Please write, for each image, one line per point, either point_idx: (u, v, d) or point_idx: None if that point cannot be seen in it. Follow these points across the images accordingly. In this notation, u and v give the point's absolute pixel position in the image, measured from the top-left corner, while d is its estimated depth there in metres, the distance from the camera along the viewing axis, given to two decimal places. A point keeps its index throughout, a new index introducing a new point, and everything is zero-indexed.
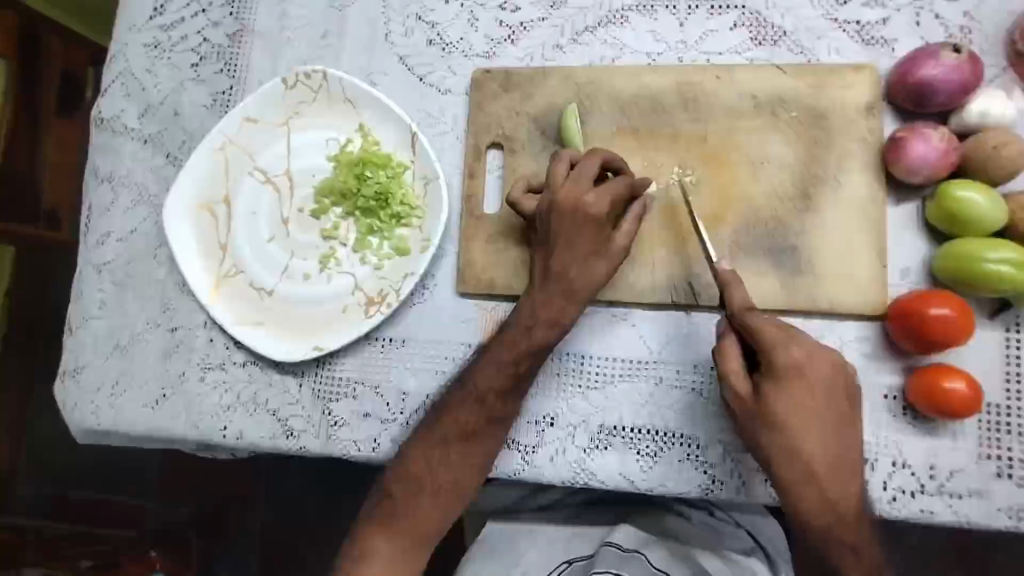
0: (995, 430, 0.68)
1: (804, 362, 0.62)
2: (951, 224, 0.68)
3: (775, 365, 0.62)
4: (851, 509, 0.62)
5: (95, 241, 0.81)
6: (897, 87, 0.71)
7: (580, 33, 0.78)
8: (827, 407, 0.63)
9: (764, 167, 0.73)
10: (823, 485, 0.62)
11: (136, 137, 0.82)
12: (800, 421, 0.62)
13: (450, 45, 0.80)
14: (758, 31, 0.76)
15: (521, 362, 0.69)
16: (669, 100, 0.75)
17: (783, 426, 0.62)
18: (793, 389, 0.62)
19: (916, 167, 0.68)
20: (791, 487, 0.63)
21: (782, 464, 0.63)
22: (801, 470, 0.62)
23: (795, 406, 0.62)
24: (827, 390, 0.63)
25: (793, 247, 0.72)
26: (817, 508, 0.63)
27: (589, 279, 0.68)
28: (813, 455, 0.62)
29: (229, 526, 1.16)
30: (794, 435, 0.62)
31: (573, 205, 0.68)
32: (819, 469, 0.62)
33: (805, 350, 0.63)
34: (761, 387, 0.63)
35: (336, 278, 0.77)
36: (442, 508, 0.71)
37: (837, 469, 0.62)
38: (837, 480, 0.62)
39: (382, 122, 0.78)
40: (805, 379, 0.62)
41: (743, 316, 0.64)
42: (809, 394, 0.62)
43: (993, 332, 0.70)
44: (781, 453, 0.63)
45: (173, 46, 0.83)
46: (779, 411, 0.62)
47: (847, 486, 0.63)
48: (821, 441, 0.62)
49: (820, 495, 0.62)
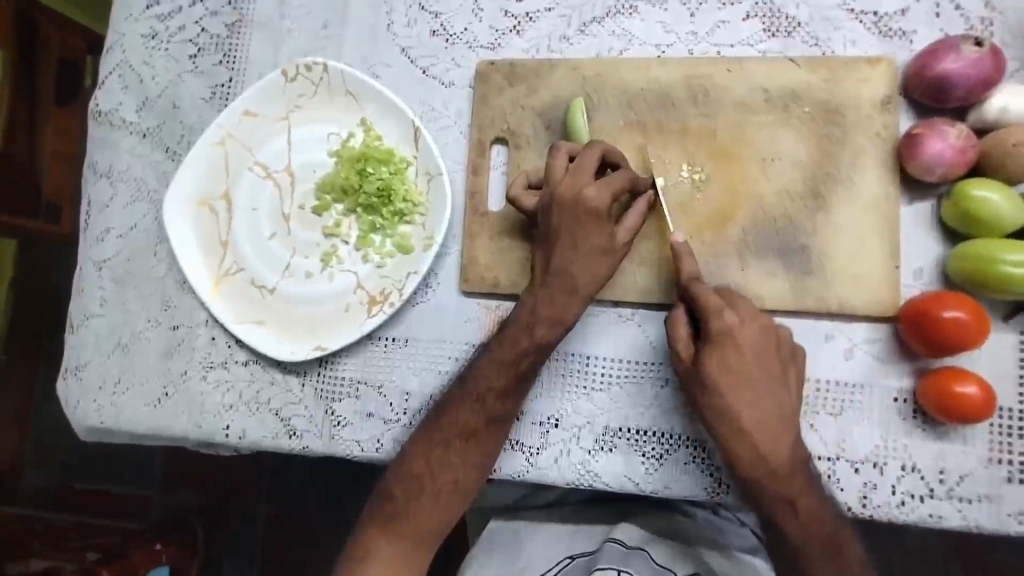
0: (1006, 434, 0.67)
1: (734, 325, 0.62)
2: (968, 224, 0.66)
3: (707, 330, 0.63)
4: (785, 465, 0.61)
5: (94, 238, 0.80)
6: (914, 81, 0.69)
7: (588, 23, 0.76)
8: (758, 367, 0.62)
9: (774, 164, 0.71)
10: (756, 442, 0.61)
11: (134, 131, 0.80)
12: (729, 380, 0.62)
13: (454, 36, 0.77)
14: (772, 22, 0.73)
15: (521, 359, 0.68)
16: (679, 94, 0.73)
17: (714, 386, 0.62)
18: (722, 350, 0.62)
19: (933, 165, 0.66)
20: (728, 446, 0.62)
21: (715, 422, 0.63)
22: (732, 427, 0.62)
23: (723, 366, 0.62)
24: (758, 351, 0.62)
25: (803, 246, 0.70)
26: (752, 466, 0.62)
27: (592, 272, 0.67)
28: (742, 413, 0.62)
29: (233, 513, 1.17)
30: (723, 393, 0.62)
31: (573, 198, 0.66)
32: (750, 426, 0.61)
33: (738, 317, 0.63)
34: (697, 351, 0.64)
35: (338, 276, 0.76)
36: (443, 510, 0.70)
37: (770, 426, 0.61)
38: (769, 437, 0.61)
39: (385, 117, 0.76)
40: (734, 340, 0.62)
41: (686, 285, 0.65)
42: (738, 355, 0.62)
43: (1008, 336, 0.68)
44: (713, 412, 0.63)
45: (171, 37, 0.81)
46: (709, 372, 0.62)
47: (782, 444, 0.61)
48: (751, 399, 0.62)
49: (754, 451, 0.61)
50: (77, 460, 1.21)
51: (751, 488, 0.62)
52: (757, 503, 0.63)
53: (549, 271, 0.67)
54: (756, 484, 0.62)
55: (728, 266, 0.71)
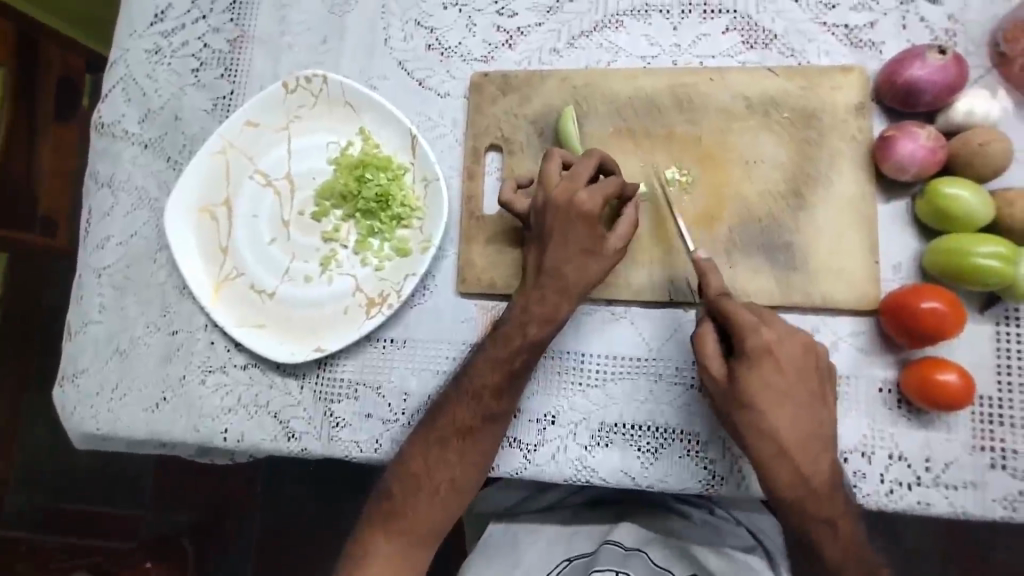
0: (987, 421, 0.69)
1: (773, 344, 0.64)
2: (941, 220, 0.70)
3: (745, 347, 0.64)
4: (823, 483, 0.64)
5: (94, 245, 0.81)
6: (885, 87, 0.73)
7: (576, 37, 0.80)
8: (798, 385, 0.64)
9: (757, 166, 0.75)
10: (797, 461, 0.63)
11: (136, 141, 0.82)
12: (771, 399, 0.63)
13: (448, 50, 0.81)
14: (750, 34, 0.78)
15: (515, 357, 0.69)
16: (664, 102, 0.76)
17: (755, 405, 0.63)
18: (765, 369, 0.63)
19: (905, 164, 0.70)
20: (767, 466, 0.64)
21: (754, 440, 0.64)
22: (774, 447, 0.63)
23: (764, 384, 0.63)
24: (798, 369, 0.64)
25: (787, 244, 0.73)
26: (791, 482, 0.64)
27: (583, 274, 0.69)
28: (784, 431, 0.63)
29: (224, 532, 1.15)
30: (765, 412, 0.63)
31: (567, 201, 0.69)
32: (790, 444, 0.63)
33: (775, 334, 0.64)
34: (734, 370, 0.64)
35: (336, 279, 0.78)
36: (441, 508, 0.71)
37: (810, 444, 0.64)
38: (810, 456, 0.63)
39: (382, 125, 0.79)
40: (776, 359, 0.64)
41: (719, 303, 0.65)
42: (779, 375, 0.64)
43: (984, 327, 0.71)
44: (753, 430, 0.64)
45: (173, 52, 0.84)
46: (751, 392, 0.63)
47: (820, 462, 0.64)
48: (792, 418, 0.63)
49: (794, 472, 0.63)
50: (64, 482, 1.20)
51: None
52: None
53: (541, 271, 0.70)
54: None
55: (715, 264, 0.74)
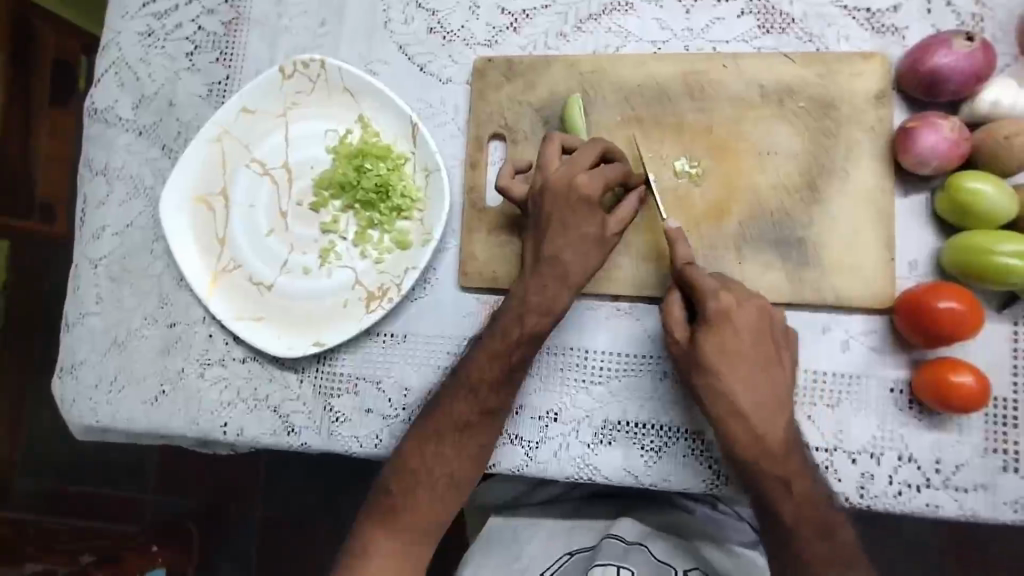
0: (1001, 423, 0.68)
1: (731, 307, 0.63)
2: (961, 216, 0.67)
3: (705, 312, 0.64)
4: (780, 444, 0.62)
5: (90, 235, 0.79)
6: (907, 76, 0.70)
7: (584, 20, 0.77)
8: (754, 348, 0.63)
9: (770, 158, 0.72)
10: (751, 422, 0.63)
11: (130, 128, 0.80)
12: (726, 360, 0.63)
13: (451, 33, 0.78)
14: (767, 18, 0.74)
15: (513, 352, 0.67)
16: (675, 90, 0.73)
17: (711, 368, 0.63)
18: (721, 331, 0.63)
19: (926, 157, 0.67)
20: (723, 426, 0.64)
21: (711, 401, 0.64)
22: (729, 410, 0.63)
23: (719, 346, 0.63)
24: (755, 332, 0.63)
25: (799, 238, 0.71)
26: (747, 444, 0.63)
27: (583, 262, 0.67)
28: (737, 393, 0.63)
29: (230, 515, 1.16)
30: (720, 373, 0.63)
31: (566, 184, 0.67)
32: (745, 406, 0.63)
33: (734, 299, 0.64)
34: (693, 333, 0.64)
35: (336, 272, 0.76)
36: (442, 502, 0.70)
37: (768, 407, 0.63)
38: (767, 418, 0.62)
39: (382, 113, 0.76)
40: (733, 322, 0.63)
41: (685, 271, 0.65)
42: (735, 337, 0.63)
43: (1001, 326, 0.69)
44: (709, 391, 0.64)
45: (167, 35, 0.81)
46: (707, 354, 0.63)
47: (776, 423, 0.63)
48: (746, 378, 0.63)
49: (749, 432, 0.63)
50: (71, 464, 1.20)
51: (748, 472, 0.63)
52: (755, 491, 0.63)
53: (540, 260, 0.68)
54: (752, 467, 0.63)
55: (724, 259, 0.72)
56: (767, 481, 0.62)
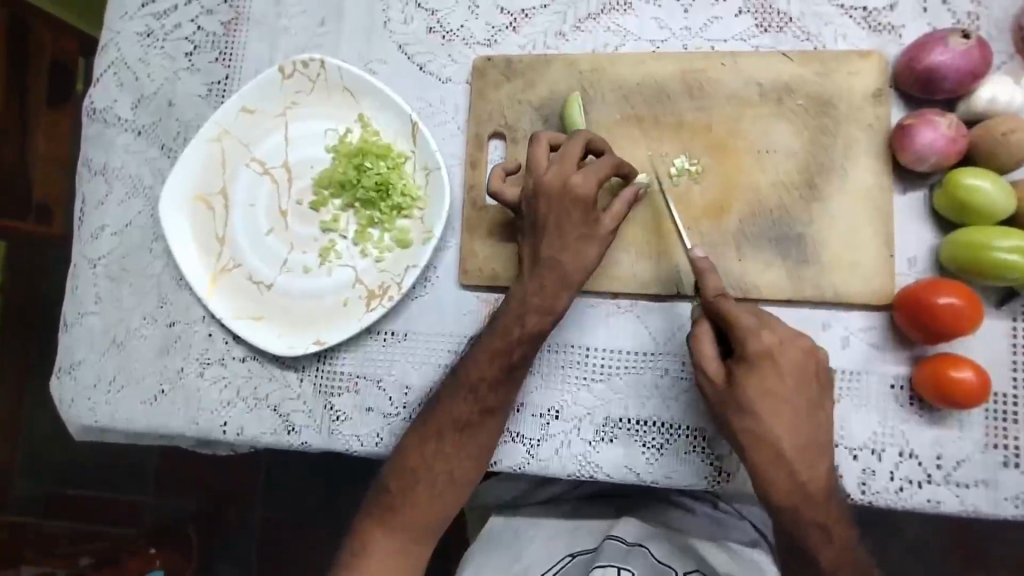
0: (1001, 418, 0.68)
1: (774, 347, 0.62)
2: (959, 212, 0.67)
3: (745, 351, 0.62)
4: (820, 489, 0.62)
5: (88, 235, 0.79)
6: (904, 73, 0.70)
7: (583, 20, 0.77)
8: (796, 391, 0.62)
9: (769, 156, 0.72)
10: (793, 467, 0.62)
11: (129, 128, 0.80)
12: (767, 403, 0.62)
13: (450, 33, 0.78)
14: (765, 17, 0.75)
15: (513, 351, 0.67)
16: (674, 88, 0.74)
17: (751, 408, 0.62)
18: (764, 373, 0.62)
19: (924, 154, 0.67)
20: (761, 469, 0.63)
21: (749, 445, 0.63)
22: (769, 452, 0.62)
23: (762, 387, 0.62)
24: (797, 374, 0.63)
25: (799, 235, 0.71)
26: (787, 489, 0.62)
27: (581, 262, 0.67)
28: (780, 439, 0.62)
29: (228, 519, 1.15)
30: (761, 416, 0.62)
31: (559, 187, 0.67)
32: (788, 451, 0.62)
33: (776, 338, 0.63)
34: (732, 372, 0.63)
35: (336, 270, 0.76)
36: (442, 502, 0.70)
37: (811, 451, 0.62)
38: (808, 462, 0.62)
39: (382, 112, 0.76)
40: (776, 364, 0.62)
41: (717, 304, 0.64)
42: (779, 378, 0.62)
43: (1000, 323, 0.69)
44: (748, 434, 0.63)
45: (166, 35, 0.81)
46: (748, 396, 0.62)
47: (817, 468, 0.62)
48: (791, 423, 0.62)
49: (790, 477, 0.62)
50: (69, 468, 1.19)
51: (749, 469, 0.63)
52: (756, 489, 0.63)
53: (538, 262, 0.68)
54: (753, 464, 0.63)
55: (724, 256, 0.72)
56: (800, 504, 0.62)
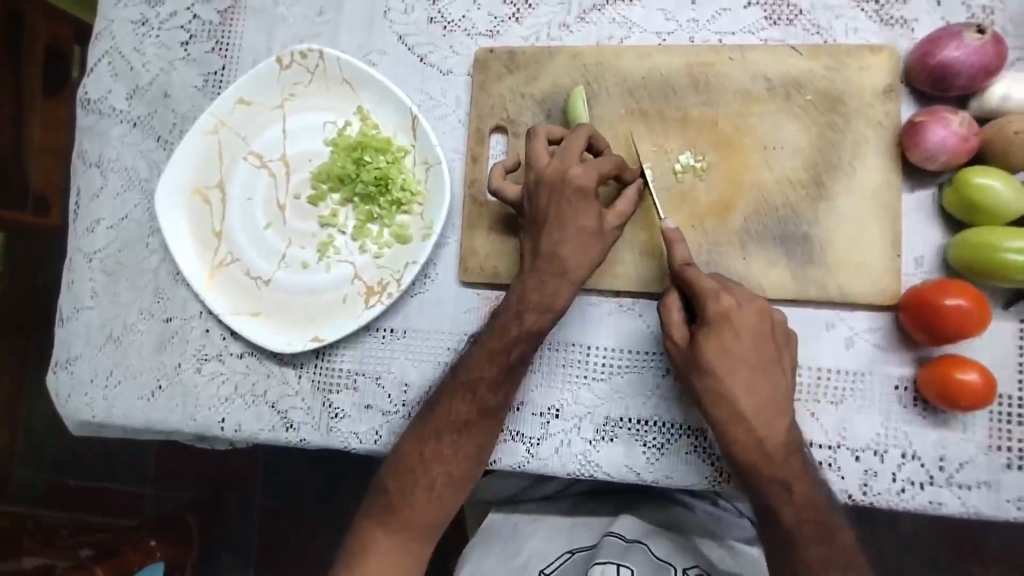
0: (1005, 420, 0.67)
1: (731, 309, 0.62)
2: (969, 212, 0.66)
3: (704, 313, 0.63)
4: (780, 447, 0.62)
5: (84, 228, 0.78)
6: (916, 69, 0.69)
7: (588, 11, 0.75)
8: (754, 351, 0.62)
9: (776, 152, 0.71)
10: (751, 426, 0.62)
11: (124, 119, 0.79)
12: (724, 361, 0.62)
13: (452, 24, 0.76)
14: (774, 9, 0.73)
15: (512, 350, 0.67)
16: (680, 82, 0.72)
17: (709, 368, 0.62)
18: (720, 333, 0.62)
19: (935, 152, 0.66)
20: (723, 430, 0.63)
21: (710, 405, 0.63)
22: (727, 410, 0.62)
23: (719, 347, 0.62)
24: (754, 334, 0.62)
25: (805, 234, 0.70)
26: (746, 448, 0.62)
27: (583, 257, 0.66)
28: (737, 397, 0.62)
29: (228, 506, 1.15)
30: (718, 375, 0.62)
31: (559, 177, 0.66)
32: (745, 409, 0.62)
33: (735, 300, 0.63)
34: (693, 335, 0.63)
35: (334, 267, 0.75)
36: (440, 501, 0.69)
37: (769, 410, 0.62)
38: (766, 421, 0.62)
39: (381, 105, 0.75)
40: (731, 324, 0.62)
41: (683, 272, 0.64)
42: (735, 338, 0.62)
43: (1006, 324, 0.68)
44: (708, 394, 0.63)
45: (162, 23, 0.79)
46: (706, 356, 0.62)
47: (775, 427, 0.62)
48: (747, 382, 0.62)
49: (749, 436, 0.62)
50: (69, 457, 1.19)
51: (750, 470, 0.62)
52: (757, 489, 0.63)
53: (539, 255, 0.67)
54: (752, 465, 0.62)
55: (728, 255, 0.71)
56: (760, 463, 0.62)
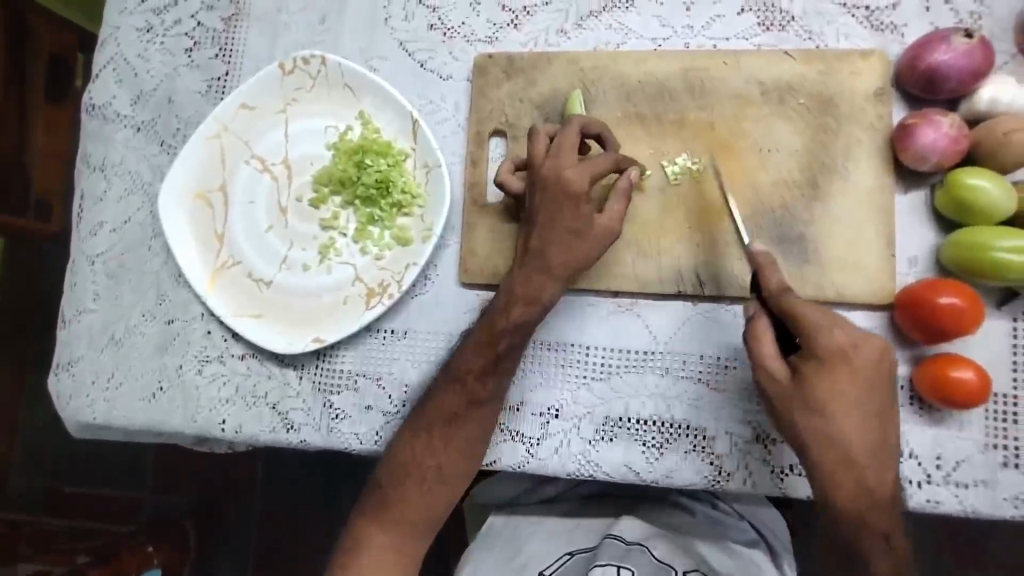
0: (1000, 419, 0.68)
1: (846, 344, 0.60)
2: (961, 212, 0.67)
3: (813, 346, 0.60)
4: (887, 496, 0.60)
5: (87, 231, 0.79)
6: (907, 72, 0.70)
7: (585, 18, 0.77)
8: (868, 391, 0.60)
9: (771, 155, 0.72)
10: (862, 472, 0.59)
11: (128, 124, 0.80)
12: (838, 401, 0.59)
13: (451, 30, 0.78)
14: (767, 16, 0.74)
15: (499, 341, 0.67)
16: (676, 86, 0.74)
17: (822, 409, 0.60)
18: (835, 372, 0.59)
19: (926, 154, 0.67)
20: (830, 477, 0.60)
21: (818, 448, 0.60)
22: (837, 455, 0.60)
23: (833, 384, 0.59)
24: (871, 373, 0.60)
25: (800, 236, 0.71)
26: (853, 495, 0.59)
27: (570, 256, 0.66)
28: (851, 441, 0.59)
29: (227, 516, 1.15)
30: (833, 416, 0.59)
31: (554, 177, 0.67)
32: (858, 455, 0.59)
33: (851, 335, 0.60)
34: (801, 371, 0.61)
35: (335, 268, 0.76)
36: (433, 495, 0.69)
37: (880, 456, 0.60)
38: (877, 468, 0.59)
39: (382, 108, 0.76)
40: (849, 362, 0.60)
41: (780, 298, 0.63)
42: (850, 376, 0.59)
43: (1001, 323, 0.69)
44: (816, 435, 0.60)
45: (166, 30, 0.81)
46: (817, 393, 0.60)
47: (886, 476, 0.60)
48: (862, 425, 0.59)
49: (858, 484, 0.59)
50: (67, 464, 1.19)
51: (820, 482, 0.60)
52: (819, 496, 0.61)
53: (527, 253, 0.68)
54: (823, 475, 0.60)
55: (724, 254, 0.72)
56: (867, 511, 0.59)
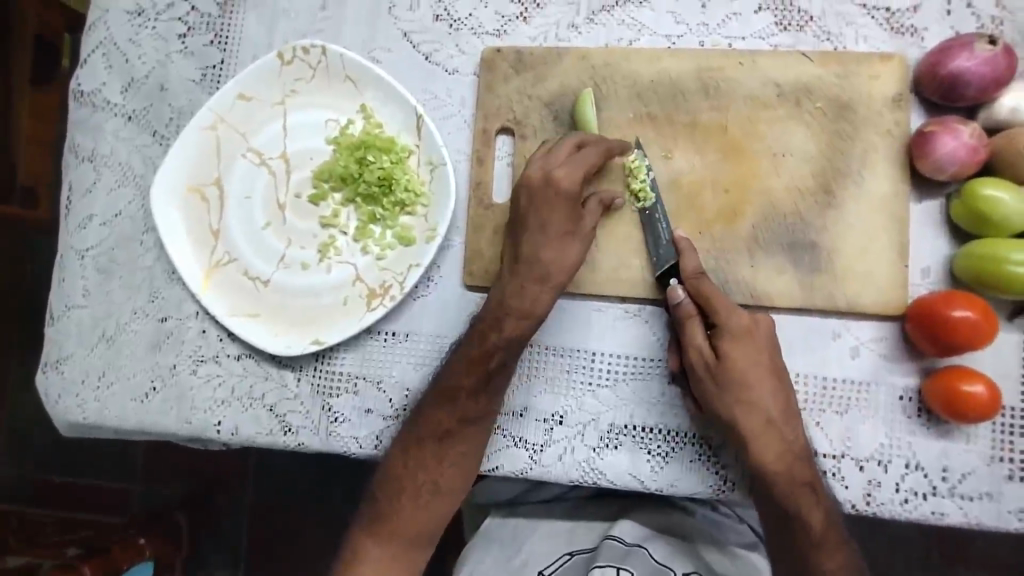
0: (1008, 432, 0.67)
1: (748, 323, 0.66)
2: (976, 222, 0.66)
3: (725, 328, 0.66)
4: (804, 449, 0.65)
5: (75, 224, 0.76)
6: (927, 78, 0.68)
7: (597, 12, 0.74)
8: (771, 361, 0.66)
9: (785, 160, 0.70)
10: (782, 431, 0.65)
11: (118, 113, 0.77)
12: (751, 370, 0.65)
13: (458, 22, 0.75)
14: (785, 14, 0.72)
15: (484, 344, 0.67)
16: (689, 87, 0.72)
17: (737, 379, 0.65)
18: (745, 345, 0.66)
19: (942, 163, 0.66)
20: (756, 441, 0.65)
21: (742, 415, 0.65)
22: (759, 420, 0.65)
23: (745, 359, 0.65)
24: (769, 346, 0.66)
25: (813, 243, 0.70)
26: (777, 453, 0.65)
27: (563, 260, 0.67)
28: (767, 404, 0.65)
29: (219, 509, 1.14)
30: (750, 383, 0.65)
31: (542, 180, 0.67)
32: (776, 415, 0.65)
33: (749, 316, 0.67)
34: (717, 346, 0.66)
35: (335, 268, 0.73)
36: (431, 509, 0.70)
37: (792, 415, 0.65)
38: (791, 422, 0.65)
39: (385, 104, 0.73)
40: (753, 339, 0.66)
41: (697, 280, 0.67)
42: (758, 352, 0.66)
43: (1011, 335, 0.68)
44: (737, 405, 0.65)
45: (159, 14, 0.77)
46: (738, 365, 0.65)
47: (799, 432, 0.66)
48: (772, 394, 0.65)
49: (781, 441, 0.65)
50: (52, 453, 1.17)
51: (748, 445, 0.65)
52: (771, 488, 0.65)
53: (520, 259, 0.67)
54: (744, 436, 0.65)
55: (735, 261, 0.70)
56: (794, 466, 0.65)
